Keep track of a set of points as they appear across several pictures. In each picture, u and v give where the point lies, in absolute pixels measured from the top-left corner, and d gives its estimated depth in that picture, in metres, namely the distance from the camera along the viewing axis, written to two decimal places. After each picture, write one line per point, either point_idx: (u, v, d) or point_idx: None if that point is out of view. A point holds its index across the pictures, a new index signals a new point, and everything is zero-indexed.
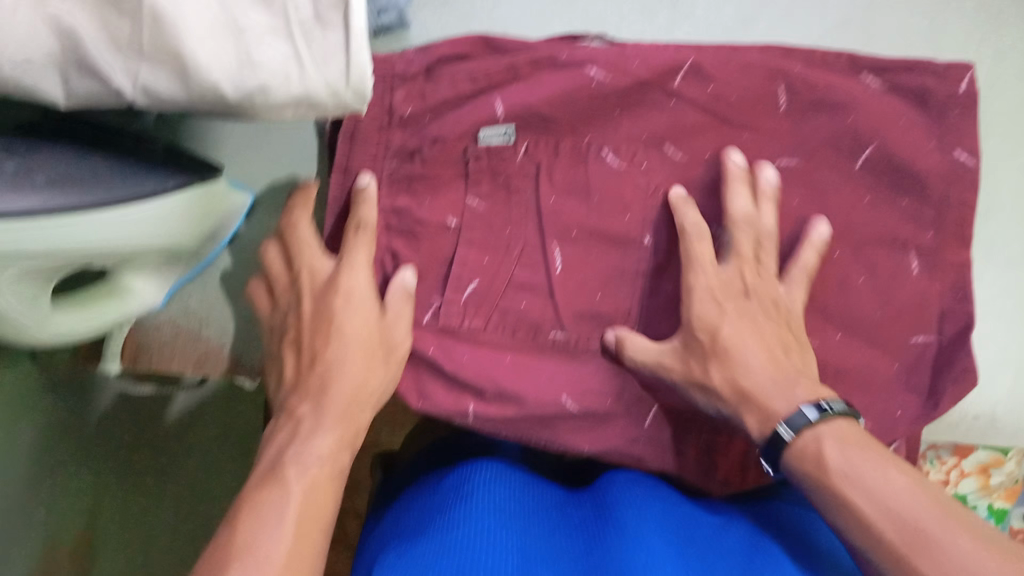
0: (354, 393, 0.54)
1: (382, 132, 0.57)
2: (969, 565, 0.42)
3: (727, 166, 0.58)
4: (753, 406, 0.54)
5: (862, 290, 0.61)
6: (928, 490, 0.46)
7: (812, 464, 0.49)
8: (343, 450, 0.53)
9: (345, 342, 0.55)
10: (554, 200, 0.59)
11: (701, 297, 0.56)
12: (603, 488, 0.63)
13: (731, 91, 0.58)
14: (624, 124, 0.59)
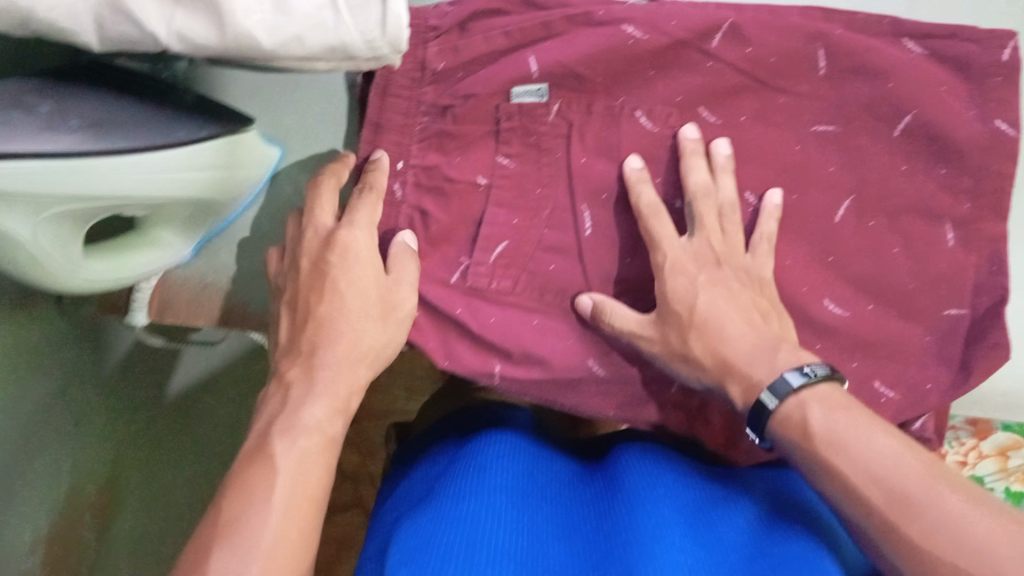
0: (349, 353, 0.52)
1: (414, 88, 0.57)
2: (959, 530, 0.42)
3: (680, 142, 0.57)
4: (737, 375, 0.53)
5: (895, 260, 0.60)
6: (914, 450, 0.45)
7: (798, 432, 0.48)
8: (337, 417, 0.50)
9: (345, 304, 0.53)
10: (584, 161, 0.59)
11: (672, 271, 0.55)
12: (613, 464, 0.62)
13: (769, 54, 0.57)
14: (659, 85, 0.58)
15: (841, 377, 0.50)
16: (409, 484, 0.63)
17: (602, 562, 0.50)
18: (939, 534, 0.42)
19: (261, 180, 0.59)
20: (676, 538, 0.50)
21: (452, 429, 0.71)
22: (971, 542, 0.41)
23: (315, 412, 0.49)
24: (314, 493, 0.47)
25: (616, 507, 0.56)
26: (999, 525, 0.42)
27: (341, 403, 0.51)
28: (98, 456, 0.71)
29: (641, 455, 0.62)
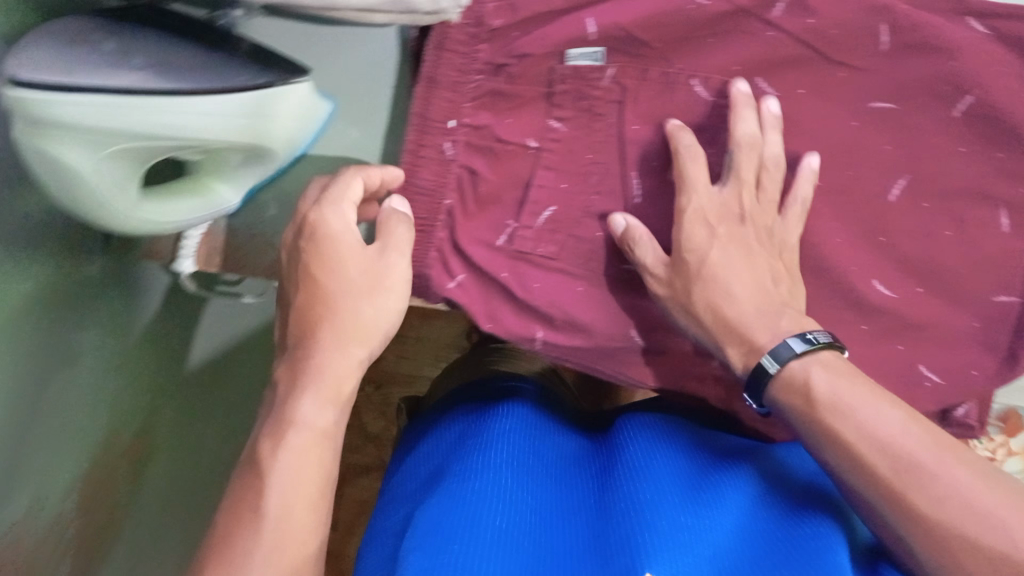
0: (336, 336, 0.49)
1: (469, 44, 0.56)
2: (963, 492, 0.43)
3: (731, 94, 0.55)
4: (735, 337, 0.54)
5: (946, 243, 0.59)
6: (922, 420, 0.47)
7: (800, 397, 0.50)
8: (339, 410, 0.49)
9: (325, 285, 0.50)
10: (636, 128, 0.58)
11: (695, 216, 0.55)
12: (616, 441, 0.62)
13: (830, 26, 0.56)
14: (717, 53, 0.57)
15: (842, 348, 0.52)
16: (412, 467, 0.63)
17: (608, 542, 0.49)
18: (947, 502, 0.43)
19: (315, 136, 0.58)
20: (671, 512, 0.49)
21: (466, 397, 0.71)
22: (978, 508, 0.43)
23: (310, 405, 0.48)
24: (302, 498, 0.46)
25: (618, 486, 0.55)
26: (998, 493, 0.43)
27: (333, 394, 0.48)
28: (140, 401, 0.70)
29: (644, 433, 0.60)
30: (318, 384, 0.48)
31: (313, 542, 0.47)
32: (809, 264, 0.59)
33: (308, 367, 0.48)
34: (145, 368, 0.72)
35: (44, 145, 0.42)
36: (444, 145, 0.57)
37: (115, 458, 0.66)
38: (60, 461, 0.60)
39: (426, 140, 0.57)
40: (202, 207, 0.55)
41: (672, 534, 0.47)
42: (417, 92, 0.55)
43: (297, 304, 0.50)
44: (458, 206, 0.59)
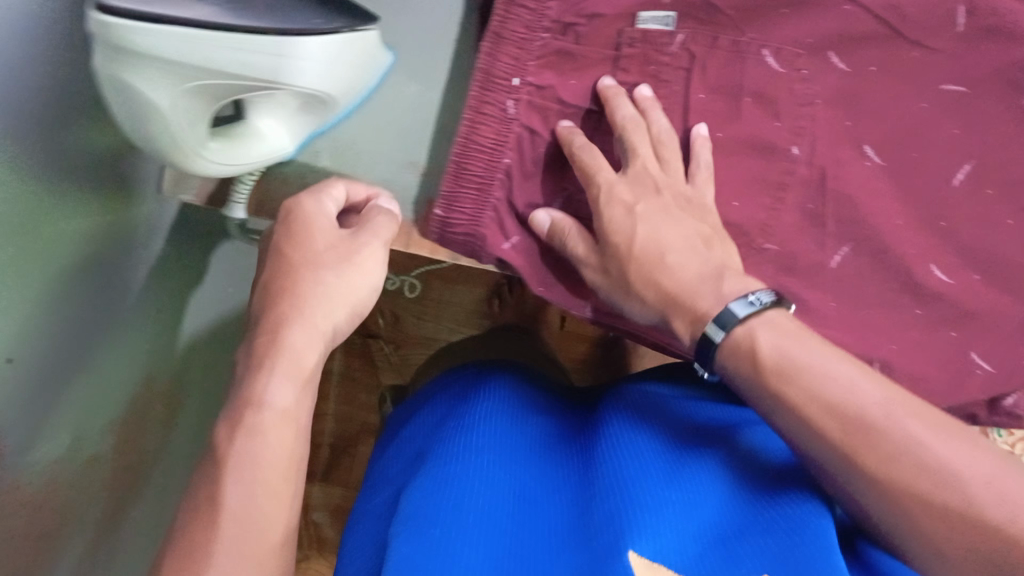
0: (298, 313, 0.46)
1: (537, 2, 0.55)
2: (922, 451, 0.40)
3: (600, 91, 0.55)
4: (681, 309, 0.48)
5: (1009, 232, 0.58)
6: (877, 375, 0.43)
7: (749, 362, 0.44)
8: (307, 395, 0.45)
9: (290, 266, 0.47)
10: (702, 97, 0.57)
11: (607, 204, 0.52)
12: (597, 428, 0.58)
13: (908, 3, 0.55)
14: (790, 25, 0.56)
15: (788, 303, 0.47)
16: (393, 457, 0.61)
17: (589, 524, 0.46)
18: (902, 457, 0.40)
19: (373, 90, 0.57)
20: (669, 510, 0.45)
21: (436, 392, 0.68)
22: (935, 464, 0.39)
23: (275, 386, 0.44)
24: (265, 485, 0.42)
25: (598, 464, 0.52)
26: (955, 444, 0.40)
27: (300, 374, 0.45)
28: (162, 348, 0.68)
29: (627, 413, 0.58)
30: (282, 363, 0.44)
31: (281, 532, 0.43)
32: (868, 246, 0.58)
33: (267, 346, 0.45)
34: (181, 313, 0.71)
35: (126, 77, 0.42)
36: (506, 103, 0.56)
37: (138, 406, 0.65)
38: (85, 408, 0.58)
39: (489, 95, 0.56)
40: (241, 155, 0.53)
41: (658, 514, 0.44)
42: (484, 43, 0.55)
43: (262, 289, 0.48)
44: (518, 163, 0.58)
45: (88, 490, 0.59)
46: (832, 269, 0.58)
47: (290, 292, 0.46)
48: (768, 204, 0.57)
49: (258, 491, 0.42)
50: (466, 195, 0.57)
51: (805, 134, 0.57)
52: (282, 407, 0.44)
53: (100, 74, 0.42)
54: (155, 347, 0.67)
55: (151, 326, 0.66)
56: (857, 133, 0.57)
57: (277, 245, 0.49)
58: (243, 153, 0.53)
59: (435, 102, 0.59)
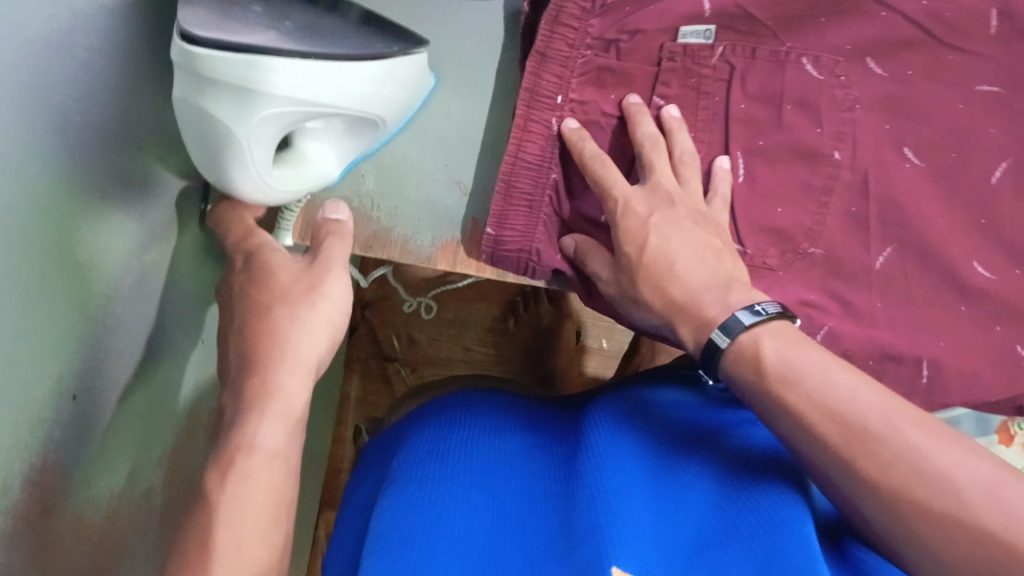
0: (278, 346, 0.44)
1: (584, 17, 0.55)
2: (916, 456, 0.40)
3: (625, 108, 0.57)
4: (687, 315, 0.50)
5: None
6: (874, 384, 0.44)
7: (751, 369, 0.46)
8: (297, 432, 0.43)
9: (263, 308, 0.46)
10: (744, 107, 0.57)
11: (624, 214, 0.54)
12: (578, 438, 0.57)
13: (946, 8, 0.56)
14: (829, 34, 0.56)
15: (793, 318, 0.48)
16: (369, 484, 0.61)
17: (568, 531, 0.45)
18: (899, 466, 0.40)
19: (416, 109, 0.58)
20: (641, 521, 0.45)
21: (421, 412, 0.67)
22: (930, 470, 0.40)
23: (264, 425, 0.42)
24: (256, 525, 0.40)
25: (575, 477, 0.51)
26: (949, 451, 0.40)
27: (288, 411, 0.43)
28: (201, 376, 0.68)
29: (608, 420, 0.56)
30: (273, 404, 0.43)
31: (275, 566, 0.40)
32: (911, 247, 0.59)
33: (255, 383, 0.43)
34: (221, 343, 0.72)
35: (201, 102, 0.43)
36: (551, 119, 0.57)
37: (180, 438, 0.64)
38: (136, 441, 0.57)
39: (534, 114, 0.56)
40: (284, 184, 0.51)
41: (636, 524, 0.44)
42: (530, 64, 0.54)
43: (230, 341, 0.46)
44: (561, 184, 0.59)
45: (139, 522, 0.58)
46: (877, 272, 0.59)
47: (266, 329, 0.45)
48: (814, 209, 0.58)
49: (249, 526, 0.39)
50: (517, 212, 0.57)
51: (848, 139, 0.57)
52: (269, 442, 0.42)
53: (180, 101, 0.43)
54: (195, 375, 0.67)
55: (192, 356, 0.66)
56: (898, 137, 0.58)
57: (245, 293, 0.48)
58: (287, 180, 0.51)
59: (478, 123, 0.60)
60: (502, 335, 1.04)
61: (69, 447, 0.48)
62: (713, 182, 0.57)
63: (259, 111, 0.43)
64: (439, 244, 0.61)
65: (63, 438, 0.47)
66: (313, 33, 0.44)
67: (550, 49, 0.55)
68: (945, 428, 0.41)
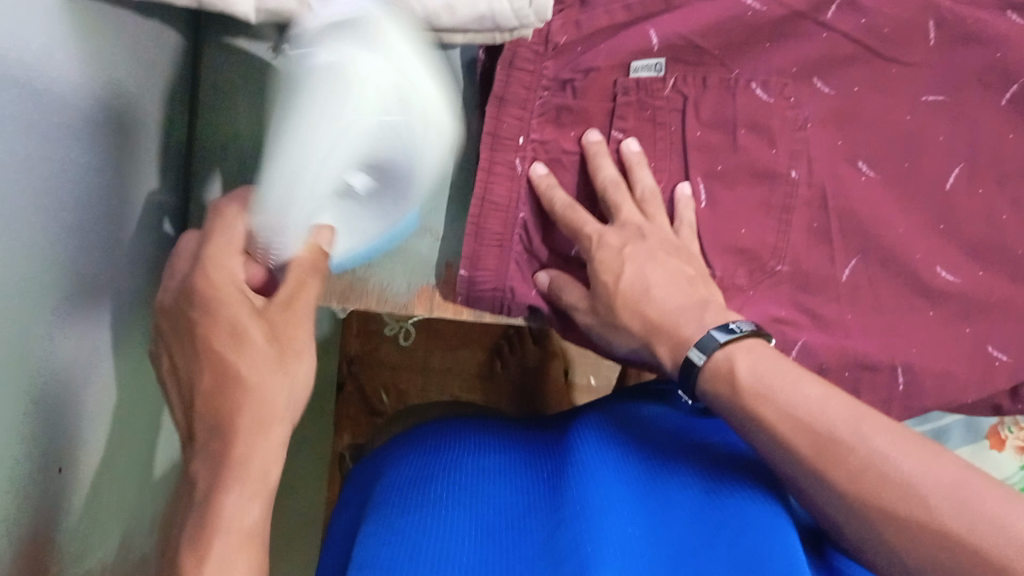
0: (255, 411, 0.40)
1: (537, 60, 0.57)
2: (883, 462, 0.42)
3: (585, 146, 0.58)
4: (663, 334, 0.52)
5: (1007, 225, 0.61)
6: (840, 396, 0.45)
7: (724, 385, 0.47)
8: (263, 499, 0.39)
9: (238, 364, 0.40)
10: (700, 134, 0.59)
11: (600, 246, 0.55)
12: (562, 455, 0.58)
13: (885, 23, 0.58)
14: (775, 57, 0.59)
15: (766, 336, 0.50)
16: (350, 515, 0.62)
17: (556, 553, 0.46)
18: (866, 472, 0.42)
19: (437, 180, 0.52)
20: (625, 542, 0.46)
21: (404, 437, 0.68)
22: (897, 475, 0.41)
23: (234, 503, 0.38)
24: None
25: (561, 495, 0.52)
26: (916, 455, 0.42)
27: (257, 481, 0.39)
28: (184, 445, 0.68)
29: (593, 433, 0.58)
30: (244, 476, 0.38)
31: None
32: (876, 254, 0.60)
33: (229, 450, 0.39)
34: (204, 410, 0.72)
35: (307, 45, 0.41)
36: (514, 158, 0.58)
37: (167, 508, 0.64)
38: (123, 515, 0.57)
39: (499, 156, 0.57)
40: (290, 238, 0.43)
41: (620, 547, 0.45)
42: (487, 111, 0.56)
43: (203, 389, 0.40)
44: (534, 223, 0.60)
45: None
46: (845, 282, 0.60)
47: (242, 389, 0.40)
48: (777, 226, 0.59)
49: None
50: (488, 254, 0.58)
51: (802, 156, 0.59)
52: (236, 519, 0.38)
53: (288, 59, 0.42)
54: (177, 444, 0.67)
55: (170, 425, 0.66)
56: (850, 150, 0.60)
57: (217, 333, 0.40)
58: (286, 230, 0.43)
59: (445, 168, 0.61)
60: (489, 379, 1.05)
61: (59, 517, 0.48)
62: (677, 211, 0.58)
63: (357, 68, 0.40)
64: (415, 290, 0.62)
65: (53, 507, 0.47)
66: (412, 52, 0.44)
67: (508, 92, 0.57)
68: (912, 433, 0.43)
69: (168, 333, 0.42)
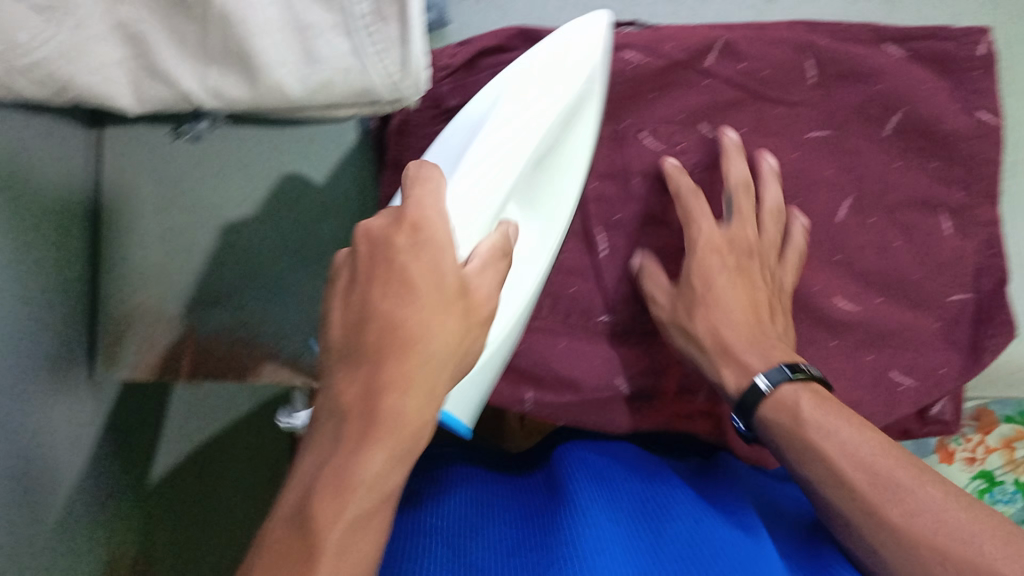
0: (426, 367, 0.39)
1: (433, 121, 0.63)
2: (933, 509, 0.43)
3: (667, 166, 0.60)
4: (743, 359, 0.55)
5: (900, 252, 0.62)
6: (895, 445, 0.47)
7: (789, 413, 0.50)
8: (402, 465, 0.37)
9: (426, 299, 0.39)
10: (594, 184, 0.61)
11: (705, 248, 0.58)
12: (559, 481, 0.57)
13: (761, 67, 0.60)
14: (661, 107, 0.61)
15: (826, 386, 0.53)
16: None
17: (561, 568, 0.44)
18: (920, 518, 0.43)
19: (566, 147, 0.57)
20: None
21: None
22: (950, 522, 0.42)
23: (376, 468, 0.36)
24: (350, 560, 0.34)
25: (554, 526, 0.49)
26: (971, 512, 0.43)
27: (405, 439, 0.37)
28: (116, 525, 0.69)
29: (583, 473, 0.57)
30: (384, 432, 0.37)
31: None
32: None
33: (390, 376, 0.38)
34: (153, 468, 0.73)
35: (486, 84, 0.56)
36: None
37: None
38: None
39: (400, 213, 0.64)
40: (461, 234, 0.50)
41: None
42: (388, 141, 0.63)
43: (372, 320, 0.39)
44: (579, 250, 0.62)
45: None
46: None
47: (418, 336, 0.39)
48: (671, 270, 0.62)
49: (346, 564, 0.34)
50: None
51: None
52: (369, 474, 0.36)
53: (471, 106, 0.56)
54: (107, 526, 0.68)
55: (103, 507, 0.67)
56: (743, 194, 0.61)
57: (414, 272, 0.40)
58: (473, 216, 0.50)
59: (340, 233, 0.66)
60: None
61: None
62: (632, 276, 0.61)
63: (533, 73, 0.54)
64: None
65: None
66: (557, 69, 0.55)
67: (404, 156, 0.63)
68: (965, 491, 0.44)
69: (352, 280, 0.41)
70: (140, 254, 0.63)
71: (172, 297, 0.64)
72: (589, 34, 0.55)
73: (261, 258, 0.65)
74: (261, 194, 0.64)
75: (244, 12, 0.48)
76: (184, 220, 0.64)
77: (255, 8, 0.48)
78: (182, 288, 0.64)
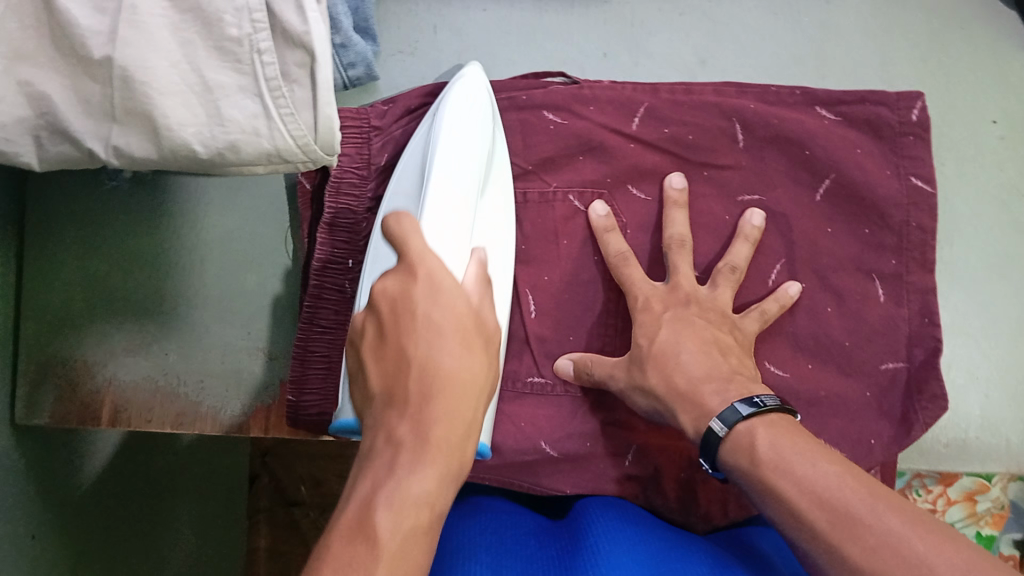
0: (460, 406, 0.40)
1: (362, 185, 0.62)
2: (895, 542, 0.39)
3: (591, 219, 0.60)
4: (688, 404, 0.52)
5: (831, 319, 0.61)
6: (858, 474, 0.44)
7: (747, 457, 0.47)
8: (449, 483, 0.39)
9: (413, 346, 0.41)
10: (524, 248, 0.61)
11: (643, 309, 0.57)
12: (584, 522, 0.56)
13: (687, 131, 0.61)
14: (588, 168, 0.61)
15: (793, 412, 0.49)
16: None
17: None
18: (881, 552, 0.40)
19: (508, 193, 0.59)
20: None
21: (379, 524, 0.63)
22: (911, 556, 0.39)
23: (421, 477, 0.37)
24: None
25: (578, 565, 0.48)
26: (936, 542, 0.39)
27: (450, 462, 0.39)
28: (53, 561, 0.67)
29: (610, 515, 0.56)
30: (427, 448, 0.38)
31: None
32: None
33: (434, 410, 0.39)
34: (74, 510, 0.70)
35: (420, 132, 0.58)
36: (343, 284, 0.61)
37: None
38: None
39: (328, 279, 0.60)
40: (444, 253, 0.49)
41: None
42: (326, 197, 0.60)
43: (404, 363, 0.41)
44: (522, 314, 0.61)
45: None
46: None
47: (431, 373, 0.40)
48: (600, 331, 0.61)
49: (402, 570, 0.34)
50: (314, 374, 0.60)
51: (641, 254, 0.61)
52: (423, 492, 0.37)
53: (413, 149, 0.57)
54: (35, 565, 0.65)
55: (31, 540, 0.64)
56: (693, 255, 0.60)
57: (410, 324, 0.42)
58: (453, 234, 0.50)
59: (266, 288, 0.64)
60: None
61: None
62: (568, 368, 0.60)
63: (454, 112, 0.55)
64: (250, 412, 0.63)
65: None
66: (479, 106, 0.56)
67: (338, 219, 0.61)
68: (941, 525, 0.40)
69: (370, 349, 0.44)
70: (66, 301, 0.64)
71: (104, 342, 0.63)
72: (472, 84, 0.57)
73: (193, 304, 0.64)
74: (197, 242, 0.64)
75: (148, 74, 0.43)
76: (117, 270, 0.64)
77: (160, 68, 0.43)
78: (111, 331, 0.63)
